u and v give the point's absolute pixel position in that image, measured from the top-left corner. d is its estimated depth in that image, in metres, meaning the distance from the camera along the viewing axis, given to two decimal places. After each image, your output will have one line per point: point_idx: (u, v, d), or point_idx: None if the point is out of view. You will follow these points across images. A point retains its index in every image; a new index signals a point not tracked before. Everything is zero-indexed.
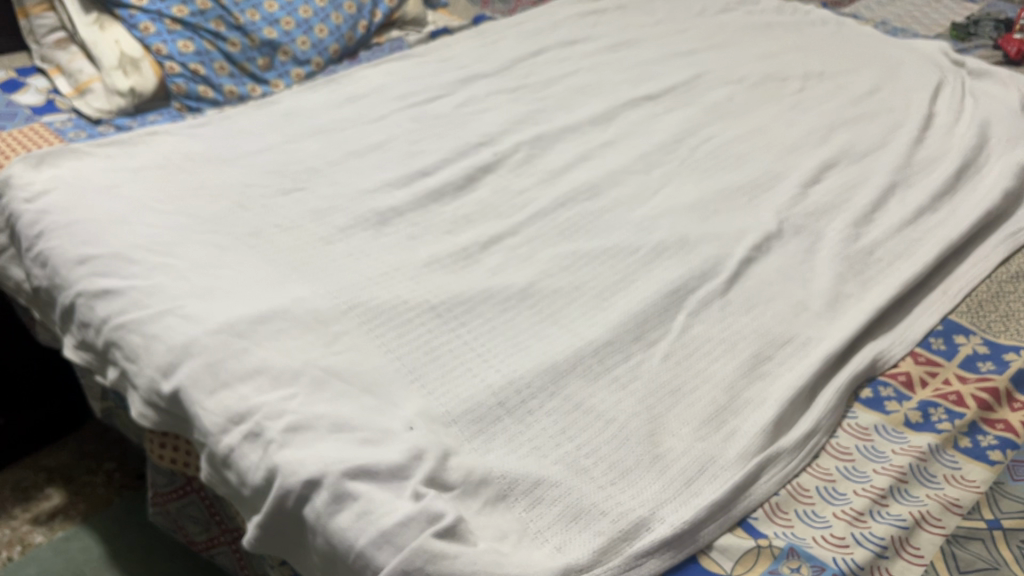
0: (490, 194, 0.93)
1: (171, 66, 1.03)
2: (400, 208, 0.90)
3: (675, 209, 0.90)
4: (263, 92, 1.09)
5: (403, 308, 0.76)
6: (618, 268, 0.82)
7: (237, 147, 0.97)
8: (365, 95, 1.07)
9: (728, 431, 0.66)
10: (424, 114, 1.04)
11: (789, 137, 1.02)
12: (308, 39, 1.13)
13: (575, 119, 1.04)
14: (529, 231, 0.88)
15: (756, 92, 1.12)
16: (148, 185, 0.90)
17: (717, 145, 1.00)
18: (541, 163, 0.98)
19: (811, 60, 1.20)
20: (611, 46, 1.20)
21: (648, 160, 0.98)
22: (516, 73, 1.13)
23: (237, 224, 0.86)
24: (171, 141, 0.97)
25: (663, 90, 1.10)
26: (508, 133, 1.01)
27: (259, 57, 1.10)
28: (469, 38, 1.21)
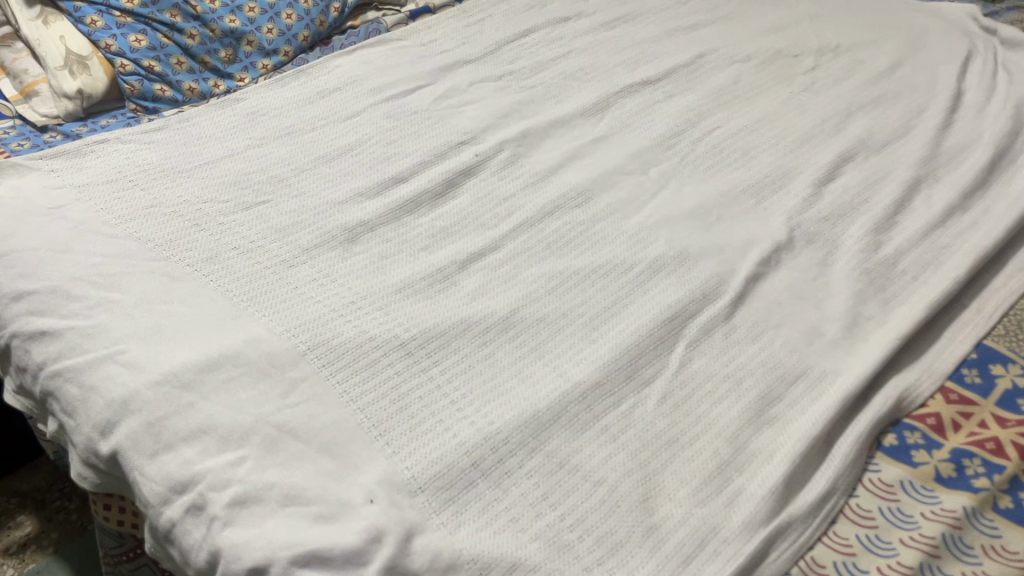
0: (471, 202, 0.85)
1: (122, 64, 0.94)
2: (371, 222, 0.82)
3: (674, 216, 0.81)
4: (226, 88, 1.00)
5: (369, 347, 0.68)
6: (610, 289, 0.74)
7: (194, 155, 0.89)
8: (336, 89, 0.98)
9: (731, 492, 0.58)
10: (400, 109, 0.95)
11: (804, 124, 0.92)
12: (275, 26, 1.04)
13: (566, 111, 0.94)
14: (513, 246, 0.80)
15: (765, 72, 1.01)
16: (95, 204, 0.81)
17: (722, 138, 0.90)
18: (528, 163, 0.89)
19: (827, 33, 1.08)
20: (607, 22, 1.09)
21: (644, 158, 0.88)
22: (502, 58, 1.03)
23: (190, 248, 0.78)
24: (124, 150, 0.89)
25: (662, 73, 1.00)
26: (491, 129, 0.92)
27: (220, 49, 1.00)
28: (452, 17, 1.10)
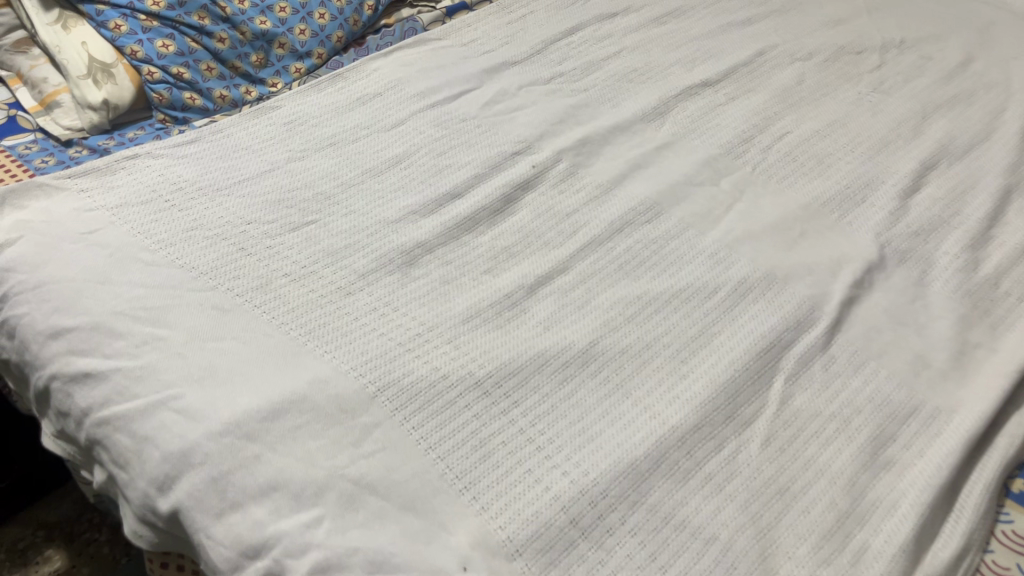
0: (532, 218, 0.80)
1: (149, 71, 0.88)
2: (429, 242, 0.76)
3: (754, 232, 0.75)
4: (258, 95, 0.94)
5: (442, 386, 0.63)
6: (695, 316, 0.68)
7: (232, 171, 0.83)
8: (377, 94, 0.92)
9: (855, 549, 0.54)
10: (447, 116, 0.90)
11: (880, 127, 0.86)
12: (307, 27, 0.98)
13: (624, 116, 0.89)
14: (582, 267, 0.74)
15: (830, 70, 0.95)
16: (130, 228, 0.76)
17: (795, 144, 0.84)
18: (589, 174, 0.83)
19: (889, 27, 1.02)
20: (656, 17, 1.03)
21: (714, 167, 0.83)
22: (550, 57, 0.97)
23: (238, 275, 0.72)
24: (156, 166, 0.83)
25: (722, 73, 0.94)
26: (546, 138, 0.87)
27: (251, 52, 0.94)
28: (492, 13, 1.04)
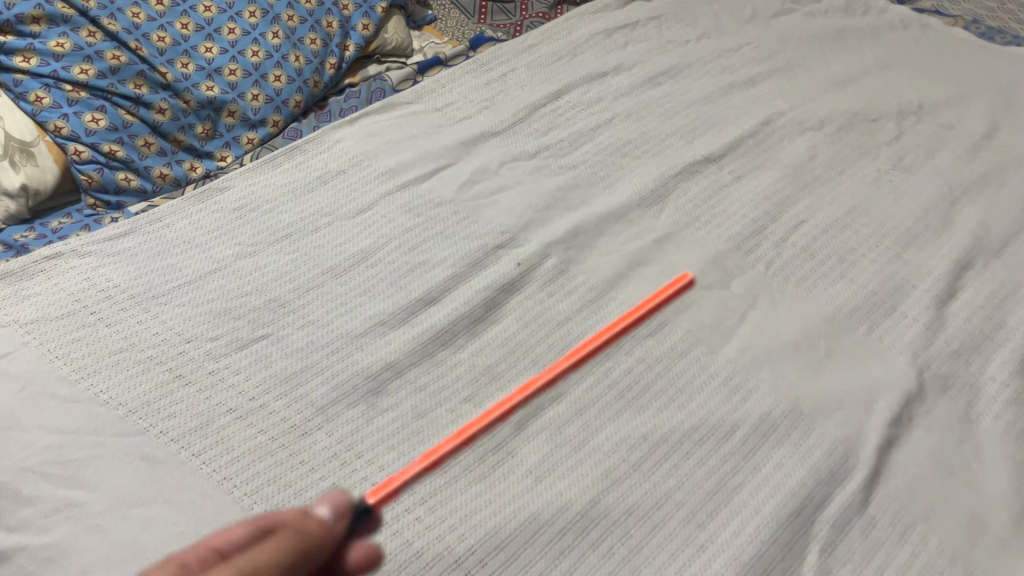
0: (518, 328, 0.69)
1: (76, 150, 0.76)
2: (399, 362, 0.66)
3: (773, 351, 0.66)
4: (205, 171, 0.83)
5: (416, 567, 0.53)
6: (711, 465, 0.59)
7: (171, 272, 0.72)
8: (340, 172, 0.82)
9: None
10: (420, 200, 0.79)
11: (906, 213, 0.77)
12: (261, 92, 0.86)
13: (620, 200, 0.79)
14: (578, 393, 0.64)
15: (844, 142, 0.86)
16: (48, 350, 0.64)
17: (813, 236, 0.75)
18: (581, 272, 0.73)
19: (905, 86, 0.93)
20: (650, 77, 0.93)
21: (723, 265, 0.73)
22: (533, 127, 0.87)
23: (174, 412, 0.61)
24: (81, 268, 0.71)
25: (727, 146, 0.84)
26: (533, 227, 0.77)
27: (196, 123, 0.83)
28: (469, 71, 0.94)
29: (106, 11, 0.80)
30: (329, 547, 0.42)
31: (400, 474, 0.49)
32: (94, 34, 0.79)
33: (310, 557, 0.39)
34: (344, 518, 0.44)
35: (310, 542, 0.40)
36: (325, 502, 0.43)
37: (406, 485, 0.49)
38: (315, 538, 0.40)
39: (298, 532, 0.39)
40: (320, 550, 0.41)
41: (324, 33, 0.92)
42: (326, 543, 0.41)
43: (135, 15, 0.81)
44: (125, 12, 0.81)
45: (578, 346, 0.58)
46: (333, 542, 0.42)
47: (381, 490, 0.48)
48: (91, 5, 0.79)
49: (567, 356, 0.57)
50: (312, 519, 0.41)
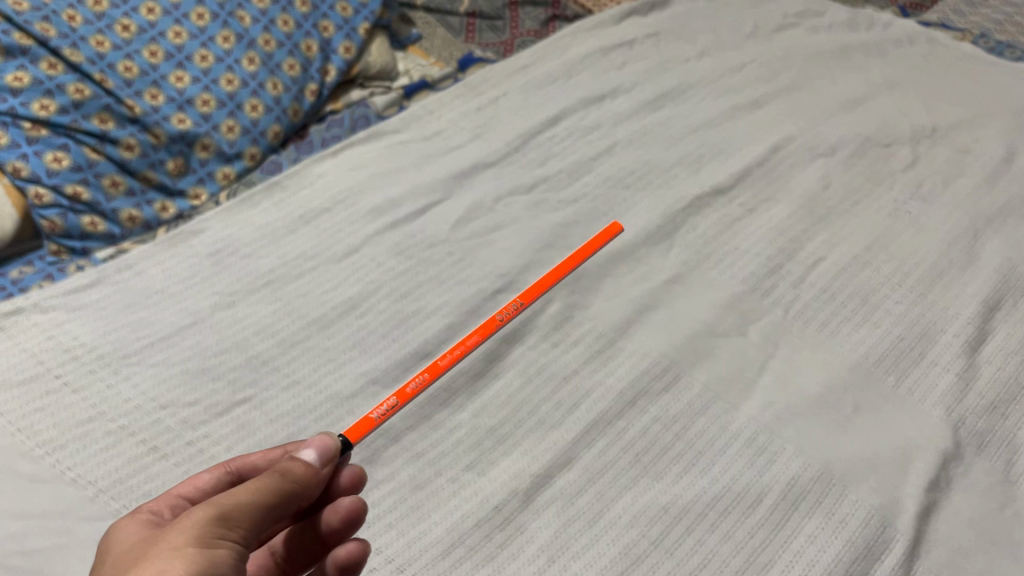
0: (521, 384, 0.64)
1: (37, 194, 0.70)
2: (394, 428, 0.61)
3: (797, 407, 0.61)
4: (177, 211, 0.77)
5: None
6: (737, 540, 0.54)
7: (142, 327, 0.66)
8: (324, 210, 0.76)
9: None
10: (410, 240, 0.74)
11: (928, 248, 0.73)
12: (236, 123, 0.81)
13: (624, 238, 0.74)
14: (589, 458, 0.60)
15: (857, 170, 0.81)
16: (8, 423, 0.58)
17: (830, 277, 0.71)
18: (587, 318, 0.68)
19: (917, 107, 0.89)
20: (651, 100, 0.88)
21: (737, 310, 0.68)
22: (529, 157, 0.82)
23: (149, 492, 0.56)
24: (44, 324, 0.65)
25: (735, 177, 0.80)
26: (533, 269, 0.72)
27: (168, 159, 0.77)
28: (458, 96, 0.89)
29: (67, 40, 0.74)
30: (316, 487, 0.47)
31: (376, 408, 0.59)
32: (55, 65, 0.73)
33: (286, 500, 0.44)
34: (332, 459, 0.49)
35: (289, 485, 0.45)
36: (312, 445, 0.48)
37: (381, 418, 0.58)
38: (295, 481, 0.45)
39: (281, 474, 0.45)
40: (306, 491, 0.46)
41: (303, 57, 0.86)
42: (310, 483, 0.46)
43: (99, 44, 0.75)
44: (88, 41, 0.75)
45: (528, 288, 0.69)
46: (320, 479, 0.47)
47: (360, 424, 0.58)
48: (50, 34, 0.73)
49: (519, 297, 0.68)
50: (298, 460, 0.47)
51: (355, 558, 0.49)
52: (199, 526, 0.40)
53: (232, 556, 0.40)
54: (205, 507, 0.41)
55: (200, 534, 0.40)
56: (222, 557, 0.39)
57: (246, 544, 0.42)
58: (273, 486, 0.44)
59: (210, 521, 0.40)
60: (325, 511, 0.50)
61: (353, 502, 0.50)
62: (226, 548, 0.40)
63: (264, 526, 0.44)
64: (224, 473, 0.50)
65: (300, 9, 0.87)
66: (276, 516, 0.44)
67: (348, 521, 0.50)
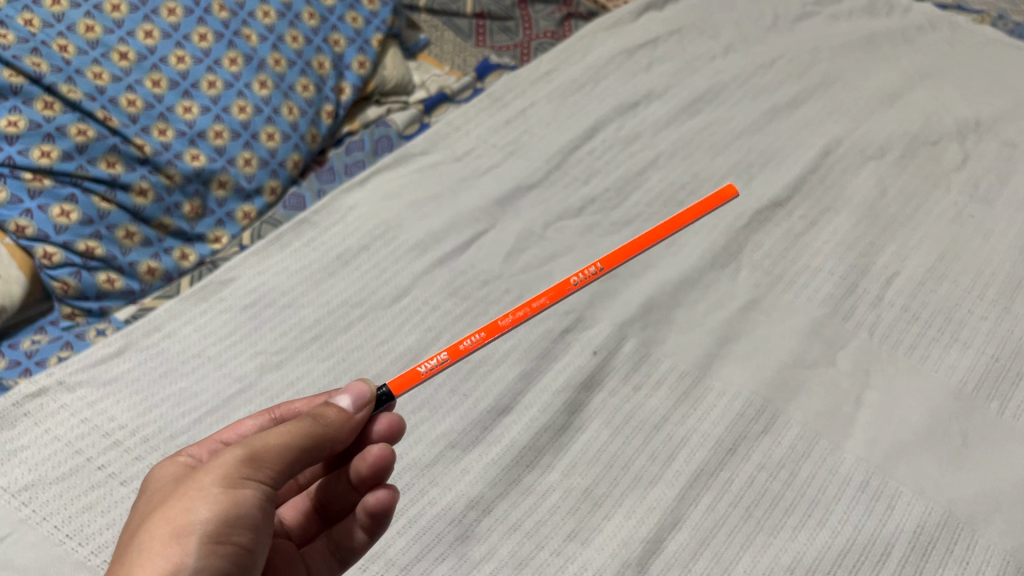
0: (609, 434, 0.60)
1: (45, 253, 0.62)
2: (484, 497, 0.56)
3: (905, 444, 0.58)
4: (198, 258, 0.71)
5: None
6: None
7: (186, 400, 0.60)
8: (362, 248, 0.70)
9: None
10: (462, 277, 0.69)
11: (1000, 255, 0.71)
12: (254, 155, 0.74)
13: (690, 263, 0.70)
14: (698, 515, 0.56)
15: (911, 171, 0.79)
16: (54, 528, 0.52)
17: (909, 293, 0.68)
18: (665, 355, 0.64)
19: (956, 99, 0.86)
20: (687, 105, 0.84)
21: (821, 337, 0.65)
22: (571, 174, 0.77)
23: None
24: (74, 406, 0.58)
25: (791, 187, 0.76)
26: (599, 302, 0.68)
27: (183, 201, 0.70)
28: (483, 109, 0.83)
29: (62, 75, 0.64)
30: (349, 433, 0.47)
31: (423, 362, 0.53)
32: (51, 104, 0.64)
33: (319, 444, 0.43)
34: (368, 406, 0.48)
35: (322, 428, 0.44)
36: (348, 391, 0.47)
37: (427, 373, 0.52)
38: (329, 425, 0.45)
39: (313, 419, 0.44)
40: (339, 438, 0.45)
41: (316, 76, 0.79)
42: (344, 430, 0.46)
43: (97, 76, 0.66)
44: (85, 74, 0.65)
45: (610, 252, 0.60)
46: (354, 426, 0.47)
47: (406, 376, 0.53)
48: (43, 69, 0.63)
49: (600, 261, 0.60)
50: (334, 407, 0.46)
51: (383, 504, 0.47)
52: (227, 465, 0.40)
53: (258, 497, 0.40)
54: (236, 447, 0.41)
55: (227, 473, 0.39)
56: (245, 497, 0.39)
57: (275, 485, 0.42)
58: (306, 429, 0.43)
59: (238, 461, 0.40)
60: (355, 458, 0.48)
61: (381, 451, 0.48)
62: (253, 488, 0.40)
63: (295, 470, 0.43)
64: (267, 420, 0.50)
65: (308, 23, 0.79)
66: (308, 460, 0.44)
67: (377, 468, 0.48)
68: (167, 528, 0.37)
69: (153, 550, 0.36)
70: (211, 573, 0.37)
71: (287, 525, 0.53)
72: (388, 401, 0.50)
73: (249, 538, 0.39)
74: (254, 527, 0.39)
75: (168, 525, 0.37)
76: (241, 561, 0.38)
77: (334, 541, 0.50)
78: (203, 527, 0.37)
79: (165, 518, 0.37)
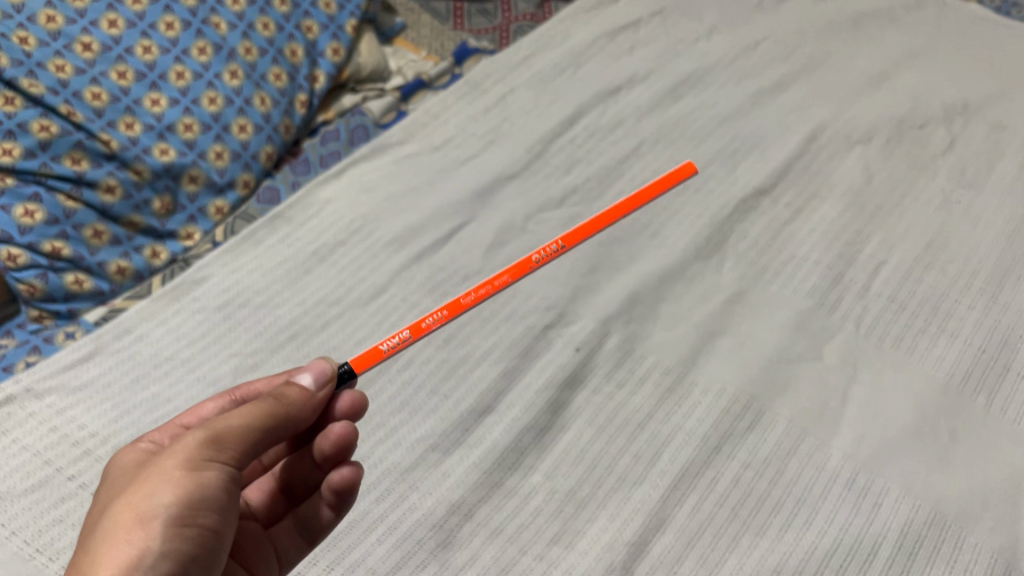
0: (592, 434, 0.59)
1: (10, 255, 0.60)
2: (465, 502, 0.55)
3: (892, 440, 0.58)
4: (170, 256, 0.69)
5: None
6: None
7: (158, 406, 0.58)
8: (339, 243, 0.69)
9: None
10: (442, 273, 0.67)
11: (988, 243, 0.70)
12: (226, 148, 0.71)
13: (674, 255, 0.69)
14: (684, 516, 0.55)
15: (898, 156, 0.77)
16: (23, 543, 0.50)
17: (896, 283, 0.67)
18: (649, 351, 0.63)
19: (943, 81, 0.84)
20: (670, 90, 0.83)
21: (807, 330, 0.64)
22: (553, 164, 0.76)
23: None
24: (42, 414, 0.57)
25: (775, 175, 0.75)
26: (582, 298, 0.66)
27: (153, 197, 0.68)
28: (462, 96, 0.81)
29: (23, 68, 0.61)
30: (311, 412, 0.46)
31: (385, 341, 0.53)
32: (12, 98, 0.61)
33: (281, 424, 0.43)
34: (328, 384, 0.48)
35: (284, 408, 0.43)
36: (309, 370, 0.47)
37: (389, 349, 0.52)
38: (291, 404, 0.44)
39: (274, 399, 0.43)
40: (298, 418, 0.45)
41: (288, 64, 0.77)
42: (304, 411, 0.45)
43: (60, 68, 0.63)
44: (46, 67, 0.62)
45: (564, 220, 0.65)
46: (316, 404, 0.47)
47: (367, 355, 0.52)
48: (2, 64, 0.60)
49: (560, 238, 0.59)
50: (293, 387, 0.46)
51: (348, 481, 0.48)
52: (190, 448, 0.39)
53: (224, 478, 0.39)
54: (198, 430, 0.40)
55: (190, 457, 0.39)
56: (210, 478, 0.38)
57: (240, 465, 0.41)
58: (268, 410, 0.42)
59: (201, 443, 0.39)
60: (318, 437, 0.49)
61: (343, 428, 0.49)
62: (219, 469, 0.39)
63: (258, 450, 0.42)
64: (228, 402, 0.49)
65: (279, 9, 0.77)
66: (270, 440, 0.43)
67: (340, 446, 0.49)
68: (131, 514, 0.36)
69: (118, 538, 0.35)
70: (178, 556, 0.36)
71: (253, 507, 0.52)
72: (349, 379, 0.50)
73: (217, 520, 0.38)
74: (220, 507, 0.39)
75: (132, 511, 0.37)
76: (209, 544, 0.38)
77: (302, 520, 0.50)
78: (167, 511, 0.36)
79: (129, 504, 0.37)
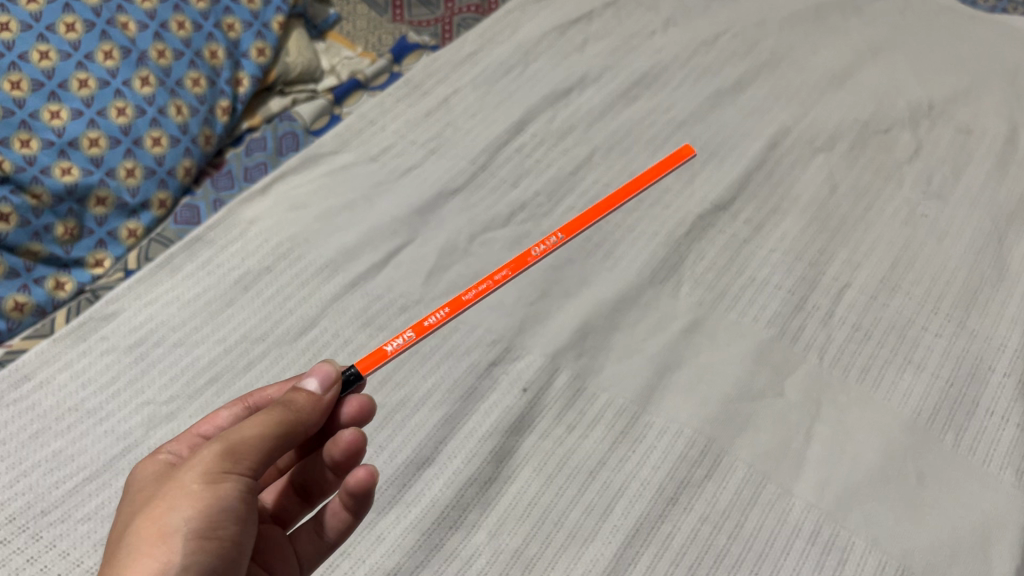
0: (540, 484, 0.54)
1: None
2: (402, 569, 0.50)
3: (857, 486, 0.54)
4: (77, 287, 0.63)
5: None
6: None
7: (61, 466, 0.52)
8: (266, 270, 0.63)
9: None
10: (377, 303, 0.62)
11: (955, 262, 0.66)
12: (138, 164, 0.65)
13: (628, 279, 0.65)
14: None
15: (862, 164, 0.74)
16: None
17: (860, 309, 0.63)
18: (602, 389, 0.59)
19: (908, 79, 0.80)
20: (624, 91, 0.78)
21: (769, 363, 0.60)
22: (498, 176, 0.70)
23: None
24: None
25: (735, 188, 0.71)
26: (529, 329, 0.62)
27: (55, 223, 0.61)
28: (401, 98, 0.75)
29: None
30: (320, 417, 0.41)
31: (389, 341, 0.50)
32: None
33: (293, 432, 0.39)
34: (337, 386, 0.42)
35: (295, 415, 0.39)
36: (314, 373, 0.42)
37: (396, 349, 0.49)
38: (301, 411, 0.40)
39: (284, 406, 0.39)
40: (311, 424, 0.41)
41: (206, 67, 0.70)
42: (315, 416, 0.41)
43: None
44: None
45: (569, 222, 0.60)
46: (325, 408, 0.41)
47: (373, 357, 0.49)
48: None
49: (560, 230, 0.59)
50: (301, 391, 0.41)
51: (363, 485, 0.44)
52: (205, 461, 0.36)
53: (242, 491, 0.36)
54: (213, 441, 0.37)
55: (206, 469, 0.35)
56: (229, 492, 0.35)
57: (258, 476, 0.38)
58: (279, 418, 0.38)
59: (217, 455, 0.36)
60: (326, 444, 0.45)
61: (353, 433, 0.44)
62: (236, 481, 0.36)
63: (272, 460, 0.38)
64: (242, 410, 0.45)
65: (196, 6, 0.70)
66: (283, 450, 0.39)
67: (351, 452, 0.45)
68: (151, 528, 0.34)
69: (138, 553, 0.33)
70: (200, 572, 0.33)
71: (268, 510, 0.49)
72: (357, 381, 0.46)
73: (236, 531, 0.35)
74: (240, 519, 0.36)
75: (153, 525, 0.34)
76: (230, 556, 0.35)
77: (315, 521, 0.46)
78: (188, 525, 0.33)
79: (148, 520, 0.34)
